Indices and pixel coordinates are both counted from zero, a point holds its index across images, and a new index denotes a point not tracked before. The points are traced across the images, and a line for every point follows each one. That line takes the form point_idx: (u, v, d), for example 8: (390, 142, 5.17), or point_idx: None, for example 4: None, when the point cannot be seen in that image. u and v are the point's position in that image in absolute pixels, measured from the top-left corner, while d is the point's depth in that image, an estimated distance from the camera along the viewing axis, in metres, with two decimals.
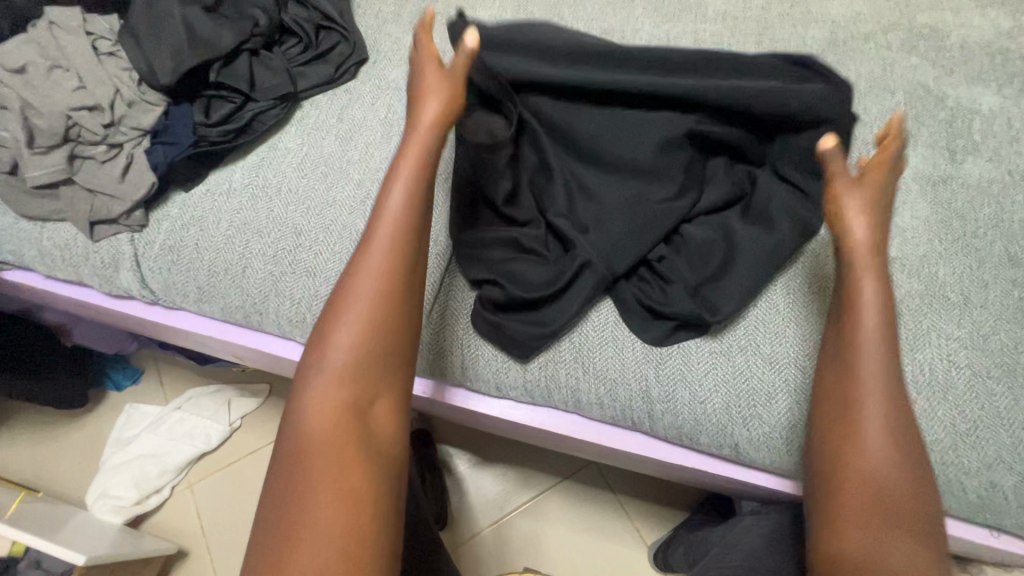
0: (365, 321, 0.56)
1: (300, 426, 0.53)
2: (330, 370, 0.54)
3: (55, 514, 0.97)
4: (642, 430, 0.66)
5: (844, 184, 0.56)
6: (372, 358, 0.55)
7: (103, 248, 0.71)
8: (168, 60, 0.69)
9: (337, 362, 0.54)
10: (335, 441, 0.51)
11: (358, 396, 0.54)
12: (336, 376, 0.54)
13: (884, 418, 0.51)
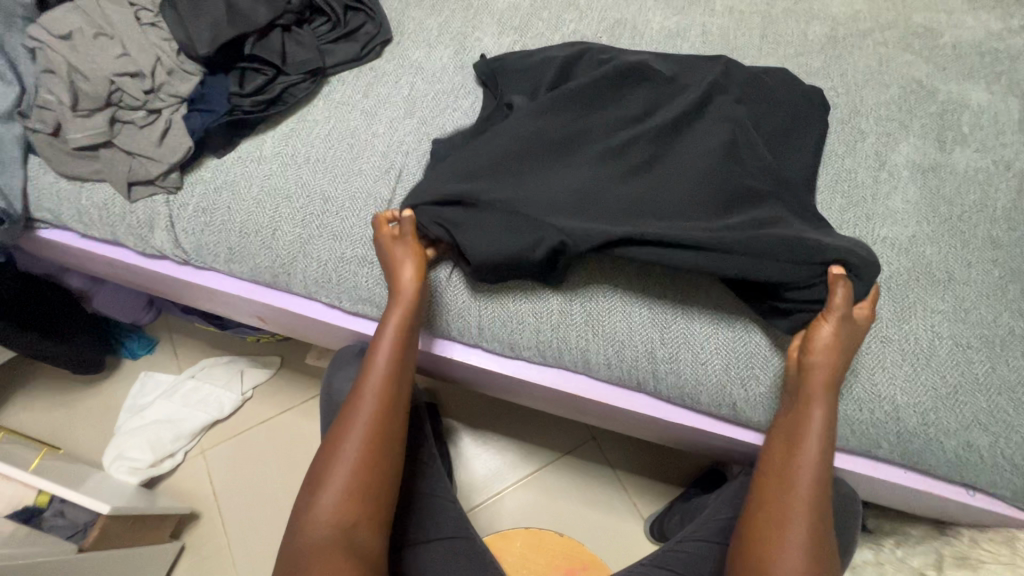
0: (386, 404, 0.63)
1: (315, 502, 0.59)
2: (354, 442, 0.61)
3: (75, 471, 1.00)
4: (646, 391, 0.70)
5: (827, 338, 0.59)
6: (384, 425, 0.62)
7: (140, 208, 0.75)
8: (207, 32, 0.73)
9: (352, 434, 0.61)
10: (351, 500, 0.59)
11: (374, 471, 0.61)
12: (362, 449, 0.61)
13: (820, 454, 0.59)
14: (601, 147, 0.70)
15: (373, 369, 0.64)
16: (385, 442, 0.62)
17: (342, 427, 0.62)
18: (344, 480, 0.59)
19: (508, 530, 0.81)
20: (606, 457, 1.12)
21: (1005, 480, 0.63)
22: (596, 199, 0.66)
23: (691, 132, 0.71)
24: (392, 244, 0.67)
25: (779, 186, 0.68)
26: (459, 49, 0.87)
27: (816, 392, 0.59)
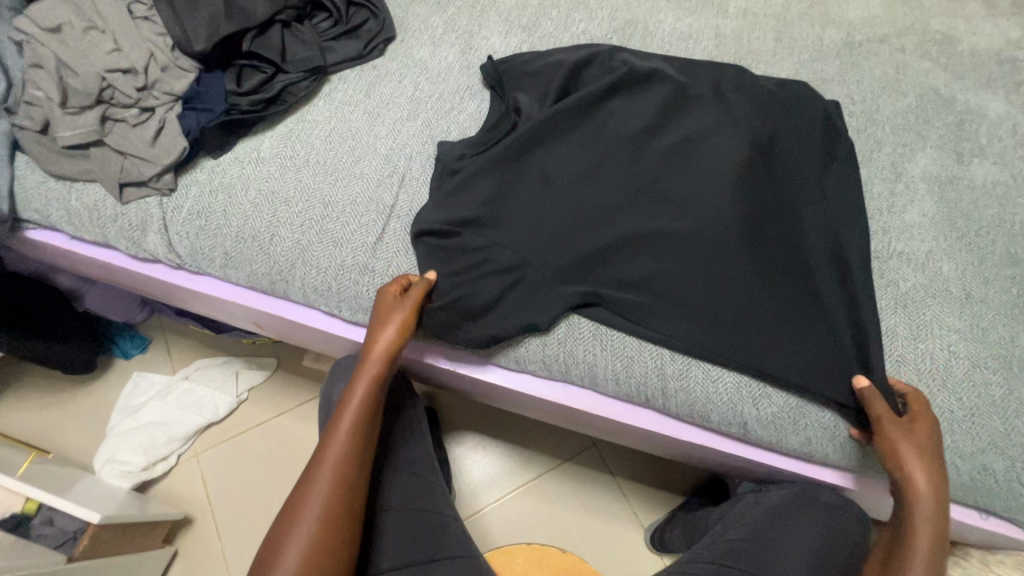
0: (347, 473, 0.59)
1: None
2: (312, 516, 0.57)
3: (65, 475, 0.98)
4: (654, 407, 0.68)
5: (900, 433, 0.57)
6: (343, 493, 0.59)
7: (132, 210, 0.72)
8: (203, 28, 0.70)
9: (308, 507, 0.57)
10: (309, 575, 0.55)
11: (331, 548, 0.57)
12: (317, 524, 0.57)
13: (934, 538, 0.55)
14: (607, 174, 0.70)
15: (338, 432, 0.61)
16: (348, 505, 0.59)
17: (303, 498, 0.58)
18: (298, 562, 0.55)
19: (509, 545, 0.79)
20: (606, 466, 1.10)
21: (1021, 505, 0.61)
22: (595, 233, 0.67)
23: (701, 157, 0.70)
24: (385, 306, 0.63)
25: (789, 216, 0.67)
26: (465, 49, 0.84)
27: (920, 482, 0.55)
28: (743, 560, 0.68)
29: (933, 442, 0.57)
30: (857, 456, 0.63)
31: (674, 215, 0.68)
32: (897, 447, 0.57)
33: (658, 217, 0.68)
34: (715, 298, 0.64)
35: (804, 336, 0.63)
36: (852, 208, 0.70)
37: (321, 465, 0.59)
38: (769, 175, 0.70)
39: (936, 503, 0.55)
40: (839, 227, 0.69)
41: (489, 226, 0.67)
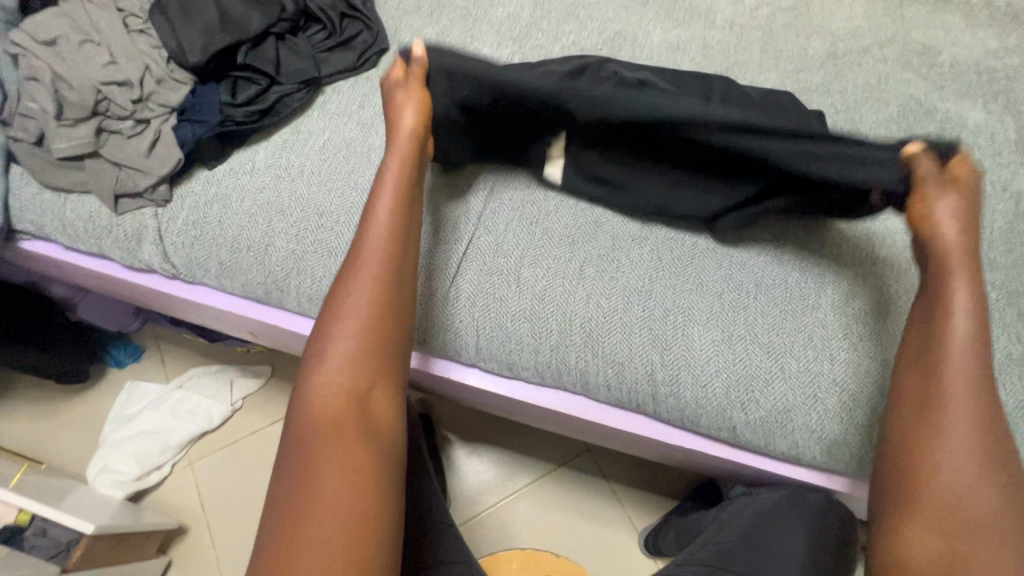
0: (394, 263, 0.61)
1: (325, 348, 0.58)
2: (357, 317, 0.58)
3: (58, 485, 0.97)
4: (646, 413, 0.69)
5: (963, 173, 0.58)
6: (391, 278, 0.60)
7: (127, 221, 0.73)
8: (198, 41, 0.71)
9: (353, 292, 0.59)
10: (359, 359, 0.58)
11: (382, 334, 0.59)
12: (364, 327, 0.58)
13: (974, 321, 0.54)
14: (600, 181, 0.71)
15: (377, 210, 0.62)
16: (393, 289, 0.60)
17: (343, 307, 0.59)
18: (352, 342, 0.58)
19: (505, 551, 0.80)
20: (600, 470, 1.11)
21: None
22: (580, 247, 0.71)
23: None
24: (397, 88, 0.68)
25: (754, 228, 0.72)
26: None
27: (951, 253, 0.56)
28: (734, 561, 0.70)
29: (975, 275, 0.56)
30: (844, 460, 0.65)
31: (656, 232, 0.72)
32: (927, 204, 0.58)
33: (641, 234, 0.72)
34: (693, 310, 0.68)
35: (775, 346, 0.66)
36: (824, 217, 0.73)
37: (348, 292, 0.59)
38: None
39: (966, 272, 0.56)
40: (819, 245, 0.71)
41: (480, 245, 0.72)
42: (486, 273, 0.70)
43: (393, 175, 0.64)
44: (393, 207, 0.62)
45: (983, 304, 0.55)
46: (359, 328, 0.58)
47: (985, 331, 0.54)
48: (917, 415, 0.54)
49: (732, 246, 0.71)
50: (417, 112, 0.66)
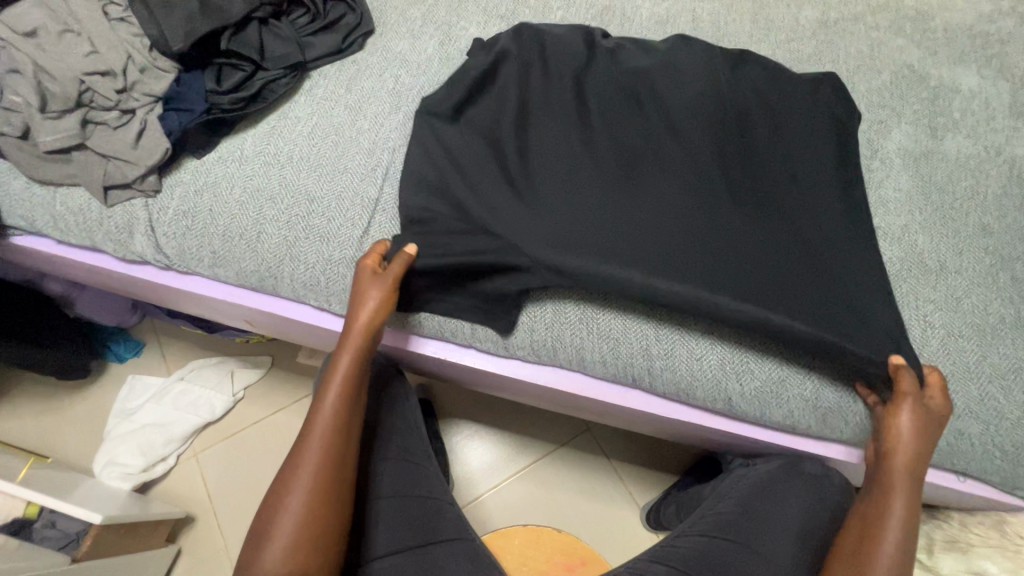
0: (337, 436, 0.62)
1: (265, 546, 0.58)
2: (302, 495, 0.59)
3: (64, 479, 0.98)
4: (642, 387, 0.70)
5: (936, 404, 0.60)
6: (335, 468, 0.61)
7: (118, 213, 0.73)
8: (180, 26, 0.69)
9: (301, 472, 0.60)
10: (304, 539, 0.58)
11: (326, 516, 0.59)
12: (310, 497, 0.59)
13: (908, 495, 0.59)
14: (607, 137, 0.71)
15: (319, 417, 0.62)
16: (336, 476, 0.61)
17: (290, 482, 0.60)
18: (297, 516, 0.58)
19: (506, 528, 0.81)
20: (601, 448, 1.12)
21: (995, 466, 0.63)
22: (586, 190, 0.67)
23: (664, 127, 0.72)
24: (365, 280, 0.64)
25: (752, 177, 0.69)
26: (444, 40, 0.85)
27: (905, 442, 0.59)
28: (733, 530, 0.69)
29: (928, 448, 0.59)
30: (838, 428, 0.66)
31: (674, 176, 0.68)
32: (899, 421, 0.59)
33: (656, 179, 0.68)
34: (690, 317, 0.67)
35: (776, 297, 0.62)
36: (822, 168, 0.71)
37: (303, 451, 0.60)
38: (766, 154, 0.71)
39: (912, 460, 0.59)
40: (823, 194, 0.69)
41: (488, 189, 0.67)
42: (499, 221, 0.65)
43: (325, 419, 0.62)
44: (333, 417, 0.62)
45: (917, 488, 0.59)
46: (304, 492, 0.59)
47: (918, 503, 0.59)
48: None
49: (754, 190, 0.68)
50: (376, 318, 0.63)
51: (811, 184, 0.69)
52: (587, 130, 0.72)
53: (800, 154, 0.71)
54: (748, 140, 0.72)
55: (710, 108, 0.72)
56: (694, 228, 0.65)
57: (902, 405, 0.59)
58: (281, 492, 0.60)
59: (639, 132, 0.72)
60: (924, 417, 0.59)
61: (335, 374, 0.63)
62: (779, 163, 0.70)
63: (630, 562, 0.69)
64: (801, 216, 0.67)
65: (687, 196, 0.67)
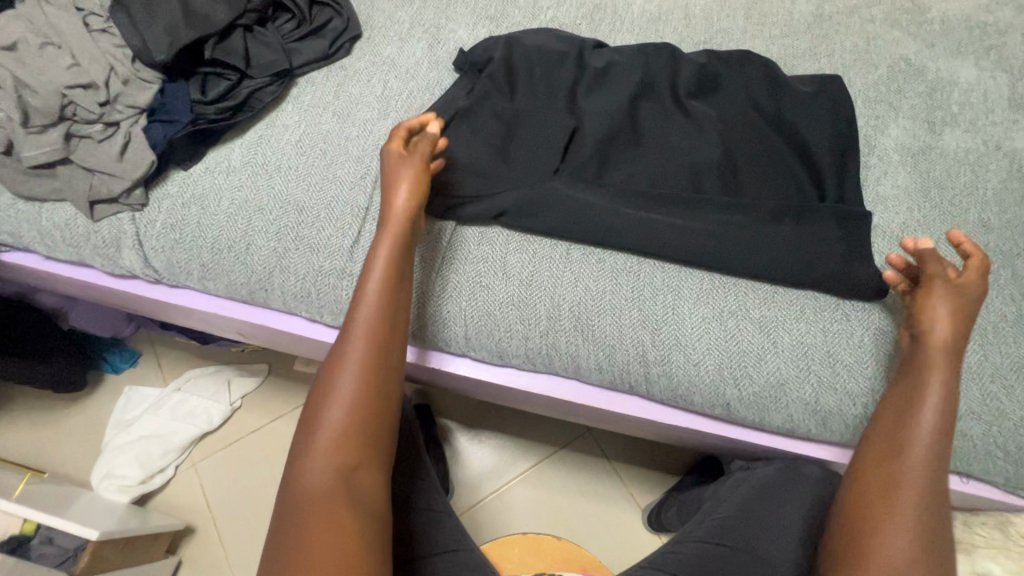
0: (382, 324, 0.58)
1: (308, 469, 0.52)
2: (346, 400, 0.54)
3: (62, 494, 0.98)
4: (639, 394, 0.69)
5: (939, 286, 0.56)
6: (384, 337, 0.57)
7: (104, 227, 0.72)
8: (162, 36, 0.68)
9: (341, 384, 0.55)
10: (350, 441, 0.53)
11: (373, 410, 0.55)
12: (354, 404, 0.54)
13: (941, 404, 0.53)
14: (579, 154, 0.72)
15: (356, 332, 0.57)
16: (386, 343, 0.57)
17: (330, 398, 0.54)
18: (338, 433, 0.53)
19: (504, 537, 0.80)
20: (601, 450, 1.11)
21: (999, 468, 0.62)
22: (565, 206, 0.68)
23: (649, 140, 0.73)
24: (394, 157, 0.64)
25: (738, 187, 0.71)
26: (432, 43, 0.83)
27: (937, 321, 0.55)
28: (734, 537, 0.67)
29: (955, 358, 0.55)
30: (839, 430, 0.65)
31: (649, 193, 0.69)
32: (928, 313, 0.56)
33: (635, 197, 0.69)
34: (687, 326, 0.66)
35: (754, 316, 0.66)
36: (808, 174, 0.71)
37: (343, 366, 0.56)
38: (742, 162, 0.72)
39: (948, 343, 0.55)
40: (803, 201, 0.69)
41: (476, 203, 0.69)
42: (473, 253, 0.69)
43: (361, 332, 0.57)
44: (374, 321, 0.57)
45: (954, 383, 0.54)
46: (347, 405, 0.54)
47: (952, 423, 0.53)
48: (868, 519, 0.53)
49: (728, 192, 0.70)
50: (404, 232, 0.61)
51: (790, 189, 0.70)
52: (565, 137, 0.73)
53: (781, 160, 0.71)
54: (725, 149, 0.72)
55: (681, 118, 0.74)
56: (671, 258, 0.67)
57: (924, 297, 0.57)
58: (315, 410, 0.55)
59: (610, 150, 0.73)
60: (926, 306, 0.56)
61: (373, 272, 0.59)
62: (756, 170, 0.71)
63: (630, 569, 0.68)
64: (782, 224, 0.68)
65: (666, 213, 0.68)
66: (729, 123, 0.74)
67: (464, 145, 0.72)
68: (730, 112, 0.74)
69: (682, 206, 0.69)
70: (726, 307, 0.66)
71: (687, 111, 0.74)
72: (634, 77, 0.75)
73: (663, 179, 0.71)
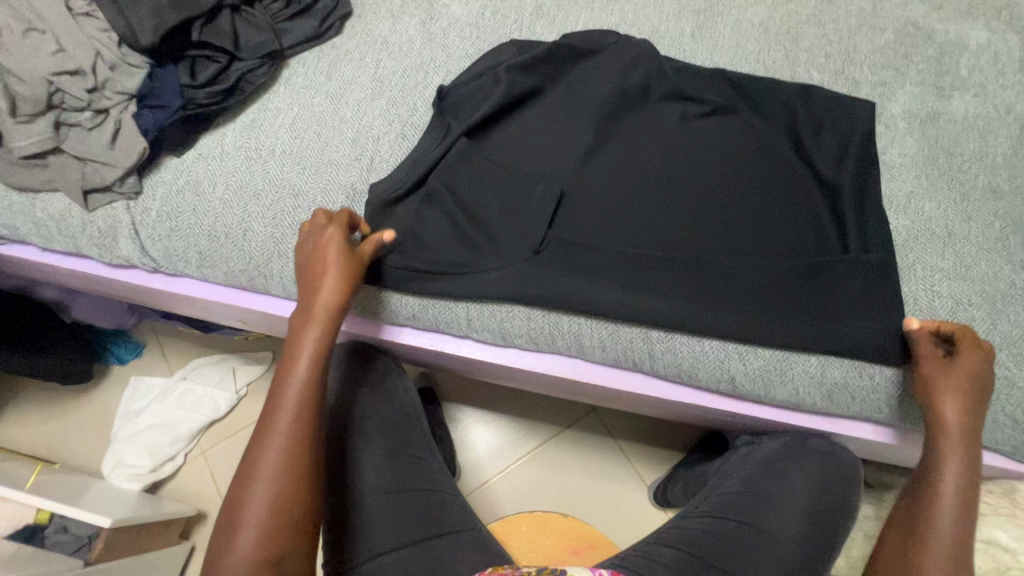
0: (308, 399, 0.58)
1: (237, 535, 0.53)
2: (272, 470, 0.55)
3: (74, 484, 0.99)
4: (643, 370, 0.69)
5: (936, 370, 0.58)
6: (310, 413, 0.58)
7: (99, 217, 0.71)
8: (148, 19, 0.66)
9: (269, 454, 0.55)
10: (278, 514, 0.54)
11: (301, 484, 0.55)
12: (281, 474, 0.55)
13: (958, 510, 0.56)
14: (569, 206, 0.68)
15: (282, 400, 0.57)
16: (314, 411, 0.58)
17: (256, 465, 0.55)
18: (269, 505, 0.54)
19: (511, 515, 0.80)
20: (606, 428, 1.12)
21: (1006, 436, 0.62)
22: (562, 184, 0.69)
23: (649, 115, 0.72)
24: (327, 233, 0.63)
25: (741, 159, 0.70)
26: (425, 19, 0.81)
27: (951, 425, 0.57)
28: (739, 510, 0.67)
29: (972, 458, 0.57)
30: (845, 403, 0.64)
31: (643, 256, 0.66)
32: (940, 399, 0.57)
33: (629, 267, 0.66)
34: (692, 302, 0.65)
35: (761, 290, 0.64)
36: (815, 143, 0.69)
37: (270, 434, 0.56)
38: (745, 134, 0.70)
39: (964, 443, 0.57)
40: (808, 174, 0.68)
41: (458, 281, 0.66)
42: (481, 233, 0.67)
43: (285, 415, 0.57)
44: (301, 390, 0.58)
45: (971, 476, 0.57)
46: (276, 478, 0.55)
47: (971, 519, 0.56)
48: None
49: (730, 164, 0.69)
50: (338, 289, 0.60)
51: (792, 162, 0.69)
52: (561, 114, 0.72)
53: (783, 133, 0.70)
54: (726, 124, 0.71)
55: (685, 91, 0.71)
56: (674, 244, 0.67)
57: (932, 384, 0.58)
58: (240, 502, 0.54)
59: (601, 205, 0.69)
60: (937, 399, 0.58)
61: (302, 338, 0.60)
62: (759, 142, 0.70)
63: (637, 544, 0.67)
64: (779, 196, 0.68)
65: (661, 282, 0.65)
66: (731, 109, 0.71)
67: (439, 216, 0.68)
68: (735, 84, 0.72)
69: (678, 185, 0.69)
70: (733, 282, 0.65)
71: (689, 83, 0.72)
72: (633, 48, 0.73)
73: (664, 158, 0.70)
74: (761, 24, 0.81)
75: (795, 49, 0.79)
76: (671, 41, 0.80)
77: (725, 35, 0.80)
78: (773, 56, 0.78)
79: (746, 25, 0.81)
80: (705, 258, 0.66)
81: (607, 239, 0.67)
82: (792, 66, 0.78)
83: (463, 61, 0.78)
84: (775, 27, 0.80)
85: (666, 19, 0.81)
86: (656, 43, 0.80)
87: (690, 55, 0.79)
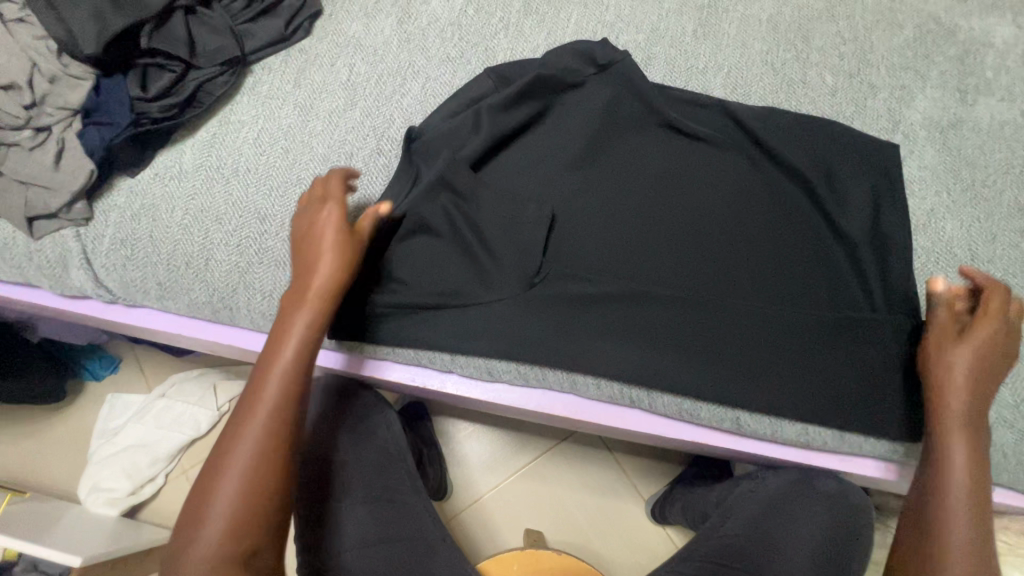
0: (298, 367, 0.53)
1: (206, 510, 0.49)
2: (251, 439, 0.51)
3: (48, 511, 0.95)
4: (641, 407, 0.64)
5: (943, 338, 0.53)
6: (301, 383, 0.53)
7: (47, 245, 0.65)
8: (89, 24, 0.59)
9: (251, 421, 0.51)
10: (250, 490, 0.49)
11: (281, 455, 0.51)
12: (256, 446, 0.50)
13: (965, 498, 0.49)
14: (561, 237, 0.64)
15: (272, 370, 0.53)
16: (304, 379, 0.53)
17: (235, 434, 0.51)
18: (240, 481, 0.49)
19: (502, 553, 0.76)
20: (601, 442, 1.08)
21: None
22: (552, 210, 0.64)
23: (648, 126, 0.66)
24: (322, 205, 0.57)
25: (747, 179, 0.64)
26: (403, 18, 0.74)
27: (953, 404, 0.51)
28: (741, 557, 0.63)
29: (979, 434, 0.51)
30: (855, 444, 0.60)
31: (638, 296, 0.61)
32: (944, 367, 0.52)
33: (626, 299, 0.61)
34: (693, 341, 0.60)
35: (764, 324, 0.60)
36: (828, 157, 0.64)
37: (255, 401, 0.52)
38: (752, 148, 0.65)
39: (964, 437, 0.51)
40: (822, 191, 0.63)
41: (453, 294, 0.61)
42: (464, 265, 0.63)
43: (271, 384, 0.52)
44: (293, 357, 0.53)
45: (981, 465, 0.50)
46: (249, 448, 0.50)
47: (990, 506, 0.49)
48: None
49: (734, 184, 0.64)
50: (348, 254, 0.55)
51: (803, 178, 0.63)
52: (552, 130, 0.67)
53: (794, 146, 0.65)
54: (732, 136, 0.65)
55: (687, 97, 0.65)
56: (677, 279, 0.63)
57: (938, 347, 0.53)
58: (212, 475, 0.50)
59: (597, 230, 0.64)
60: (942, 365, 0.52)
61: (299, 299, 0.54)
62: (768, 156, 0.64)
63: None
64: (784, 217, 0.63)
65: (660, 312, 0.61)
66: (734, 122, 0.65)
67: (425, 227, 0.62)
68: None
69: (676, 207, 0.64)
70: (738, 313, 0.61)
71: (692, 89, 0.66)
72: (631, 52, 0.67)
73: (664, 180, 0.65)
74: (769, 20, 0.74)
75: (806, 48, 0.72)
76: (673, 40, 0.73)
77: (730, 33, 0.73)
78: (783, 56, 0.72)
79: (753, 21, 0.74)
80: (706, 292, 0.62)
81: (603, 273, 0.63)
82: (803, 67, 0.71)
83: (445, 64, 0.72)
84: (785, 24, 0.73)
85: (666, 16, 0.74)
86: (657, 42, 0.73)
87: (693, 57, 0.72)
